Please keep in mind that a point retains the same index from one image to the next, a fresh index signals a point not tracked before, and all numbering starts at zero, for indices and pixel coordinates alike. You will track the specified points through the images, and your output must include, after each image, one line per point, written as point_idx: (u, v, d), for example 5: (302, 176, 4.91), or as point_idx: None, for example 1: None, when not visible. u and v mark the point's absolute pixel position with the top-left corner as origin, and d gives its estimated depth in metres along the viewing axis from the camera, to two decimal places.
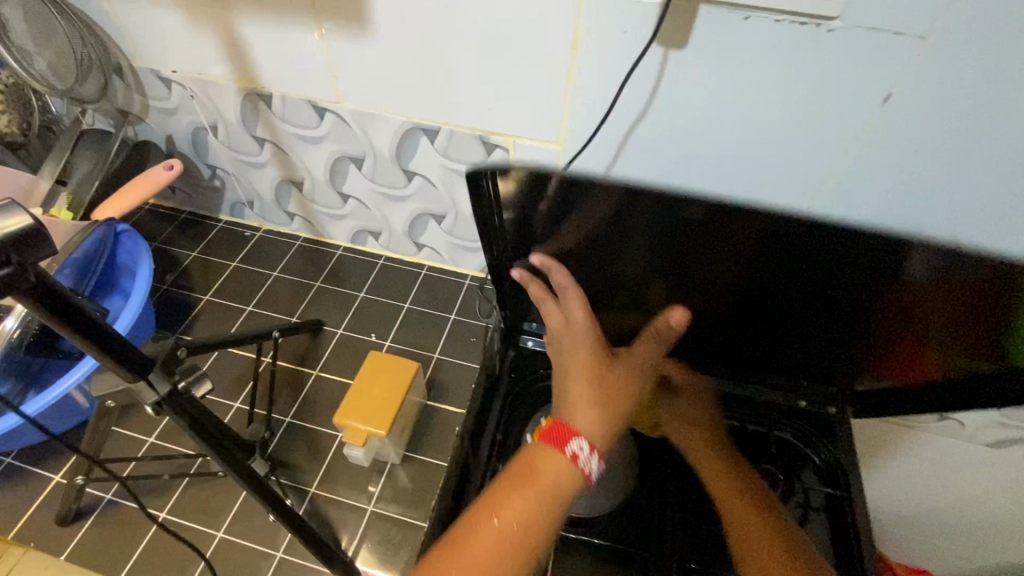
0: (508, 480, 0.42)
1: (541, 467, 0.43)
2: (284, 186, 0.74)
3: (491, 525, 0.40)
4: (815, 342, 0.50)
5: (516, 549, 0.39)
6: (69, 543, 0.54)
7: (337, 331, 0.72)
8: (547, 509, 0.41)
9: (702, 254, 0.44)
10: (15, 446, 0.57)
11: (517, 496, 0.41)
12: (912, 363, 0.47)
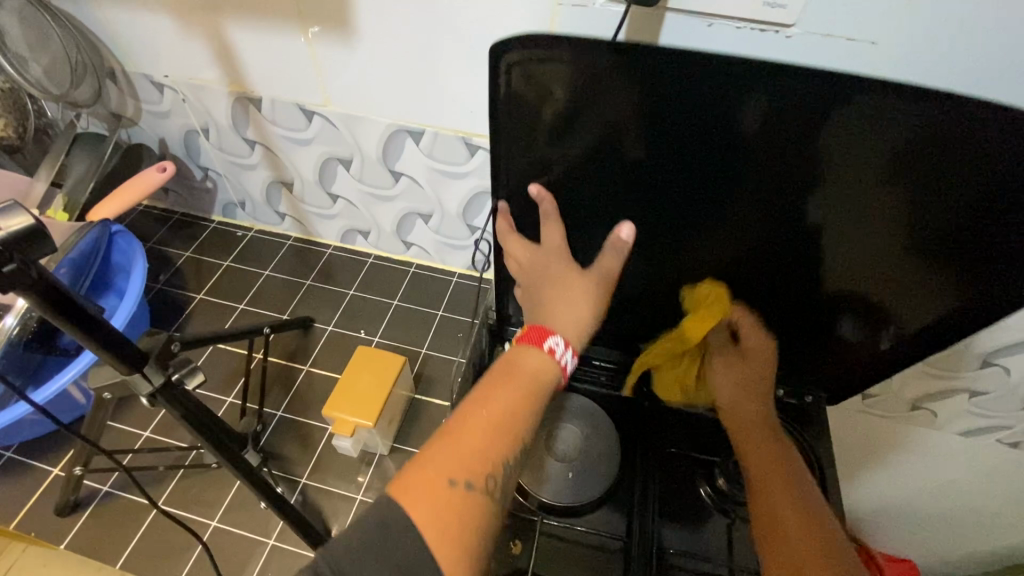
0: (490, 376, 0.41)
1: (521, 362, 0.42)
2: (275, 187, 0.76)
3: (477, 412, 0.38)
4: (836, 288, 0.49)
5: (507, 429, 0.38)
6: (69, 533, 0.56)
7: (327, 327, 0.74)
8: (532, 397, 0.40)
9: (703, 176, 0.43)
10: (17, 439, 0.58)
11: (501, 386, 0.40)
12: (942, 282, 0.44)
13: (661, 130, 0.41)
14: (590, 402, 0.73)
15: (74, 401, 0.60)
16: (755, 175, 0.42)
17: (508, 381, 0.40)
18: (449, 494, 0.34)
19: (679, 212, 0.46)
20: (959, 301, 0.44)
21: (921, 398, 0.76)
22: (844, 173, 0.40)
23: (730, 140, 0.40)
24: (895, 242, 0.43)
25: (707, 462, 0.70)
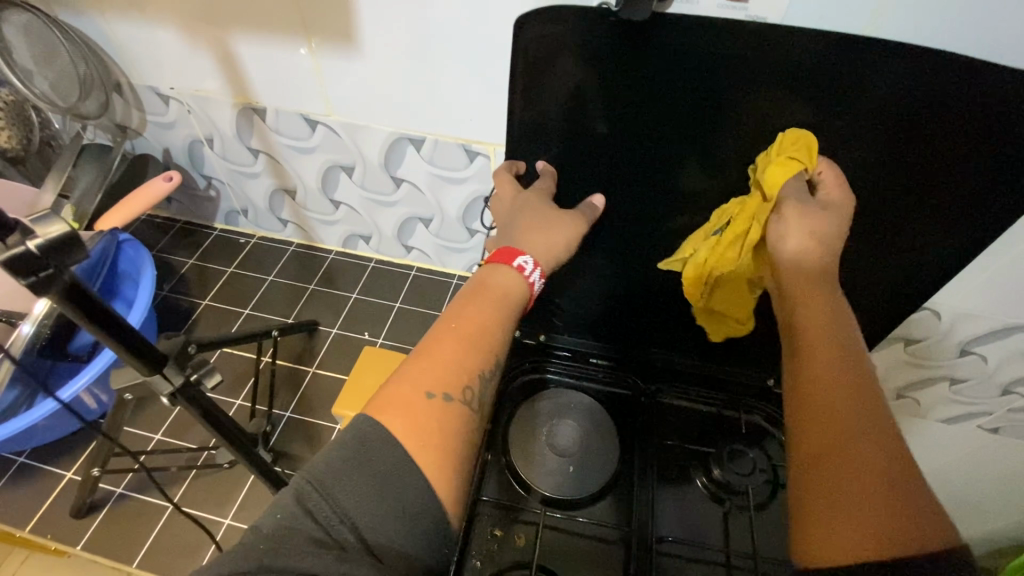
0: (460, 298, 0.43)
1: (490, 282, 0.45)
2: (277, 193, 0.78)
3: (448, 332, 0.41)
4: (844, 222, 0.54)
5: (475, 344, 0.41)
6: (84, 534, 0.57)
7: (331, 330, 0.76)
8: (499, 312, 0.43)
9: (692, 121, 0.51)
10: (31, 445, 0.60)
11: (470, 307, 0.42)
12: (934, 192, 0.49)
13: (652, 83, 0.49)
14: (588, 397, 0.76)
15: (86, 407, 0.61)
16: (736, 123, 0.51)
17: (477, 302, 0.43)
18: (425, 401, 0.37)
19: (662, 156, 0.54)
20: (957, 208, 0.49)
21: (905, 387, 0.79)
22: (828, 108, 0.47)
23: (709, 83, 0.48)
24: (887, 159, 0.49)
25: (703, 453, 0.73)
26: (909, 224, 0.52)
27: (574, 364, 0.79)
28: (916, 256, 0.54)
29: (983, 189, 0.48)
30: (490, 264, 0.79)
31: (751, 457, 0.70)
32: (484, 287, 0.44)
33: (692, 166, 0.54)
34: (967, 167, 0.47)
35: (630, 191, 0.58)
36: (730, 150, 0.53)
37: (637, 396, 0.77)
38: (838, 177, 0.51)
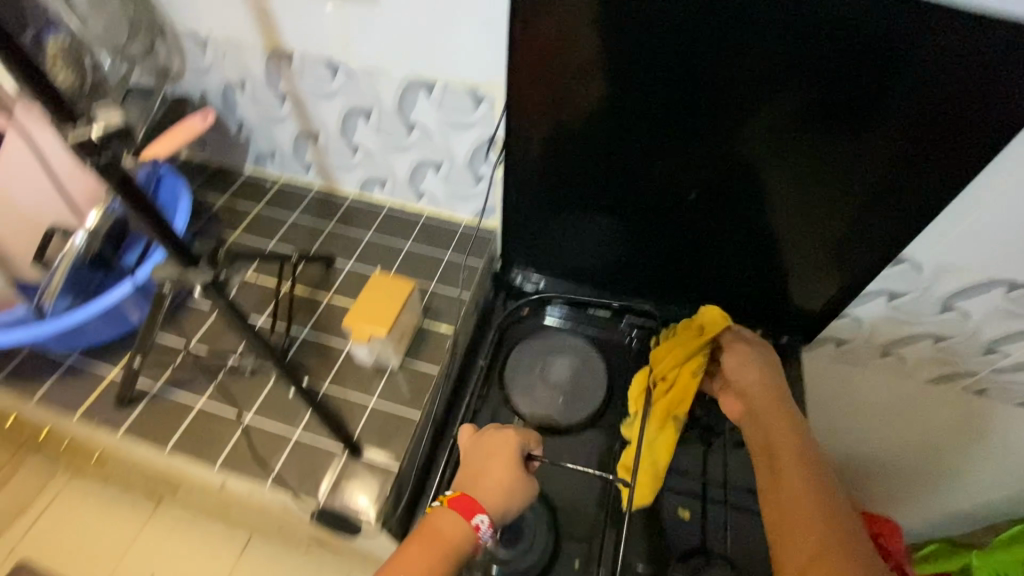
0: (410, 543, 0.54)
1: (435, 524, 0.55)
2: (302, 138, 0.84)
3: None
4: (859, 154, 0.59)
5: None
6: (125, 421, 0.65)
7: (344, 265, 0.82)
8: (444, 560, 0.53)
9: (684, 58, 0.56)
10: (81, 344, 0.68)
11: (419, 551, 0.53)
12: (934, 119, 0.54)
13: (642, 24, 0.55)
14: (581, 340, 0.83)
15: (127, 315, 0.69)
16: (722, 64, 0.56)
17: (427, 546, 0.53)
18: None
19: (656, 92, 0.60)
20: (955, 130, 0.54)
21: (890, 344, 0.82)
22: (817, 47, 0.52)
23: (695, 23, 0.53)
24: (883, 93, 0.54)
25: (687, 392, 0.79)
26: (916, 149, 0.57)
27: (568, 310, 0.87)
28: (898, 195, 0.62)
29: (977, 106, 0.52)
30: (494, 211, 0.84)
31: None
32: (433, 524, 0.55)
33: (688, 104, 0.60)
34: (961, 88, 0.52)
35: (623, 127, 0.64)
36: (723, 94, 0.58)
37: (627, 340, 0.84)
38: (840, 112, 0.56)
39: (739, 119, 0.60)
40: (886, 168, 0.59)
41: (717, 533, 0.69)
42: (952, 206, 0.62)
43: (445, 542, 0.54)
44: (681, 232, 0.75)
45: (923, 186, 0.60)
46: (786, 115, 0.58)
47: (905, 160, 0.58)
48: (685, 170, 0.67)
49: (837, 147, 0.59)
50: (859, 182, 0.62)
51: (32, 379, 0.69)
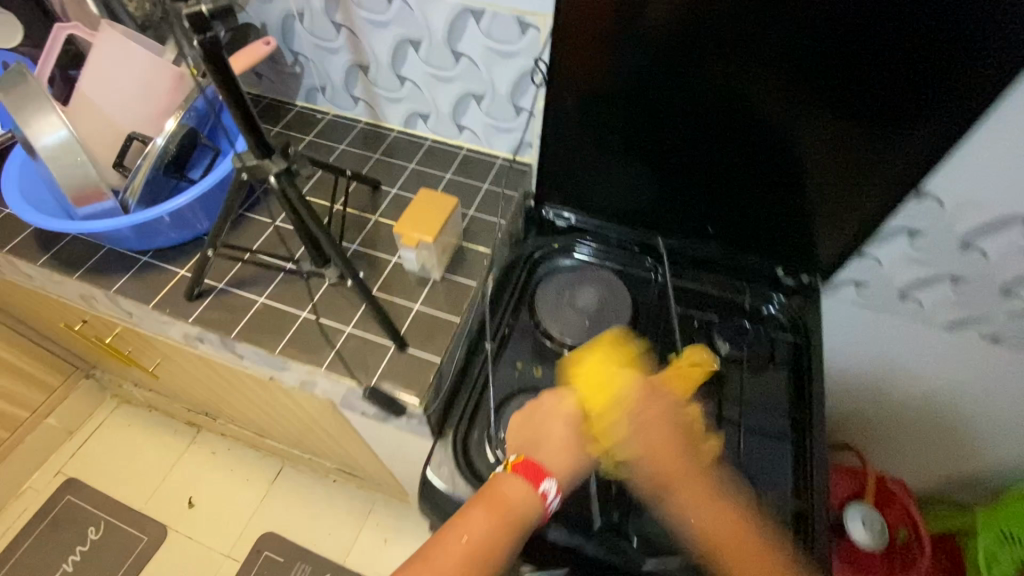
0: (489, 507, 0.60)
1: (513, 492, 0.61)
2: (353, 70, 0.89)
3: (474, 537, 0.59)
4: (879, 88, 0.63)
5: (494, 549, 0.59)
6: (194, 311, 0.72)
7: (390, 190, 0.88)
8: (521, 527, 0.60)
9: None
10: (156, 244, 0.76)
11: (501, 518, 0.60)
12: (954, 52, 0.58)
13: None
14: (608, 272, 0.89)
15: (194, 221, 0.75)
16: None
17: (507, 516, 0.60)
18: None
19: (691, 21, 0.64)
20: (973, 63, 0.58)
21: (908, 285, 0.85)
22: None
23: None
24: (908, 25, 0.57)
25: (708, 321, 0.84)
26: (934, 82, 0.60)
27: (595, 247, 0.91)
28: (908, 134, 0.66)
29: (996, 40, 0.56)
30: (532, 144, 0.88)
31: (751, 330, 0.83)
32: (501, 496, 0.61)
33: (720, 32, 0.64)
34: (982, 21, 0.55)
35: (658, 56, 0.68)
36: (753, 21, 0.62)
37: (651, 274, 0.89)
38: (866, 44, 0.60)
39: (746, 66, 0.66)
40: (896, 106, 0.63)
41: (729, 445, 0.74)
42: (967, 143, 0.66)
43: (512, 510, 0.61)
44: (704, 166, 0.79)
45: (940, 121, 0.63)
46: (793, 57, 0.63)
47: (923, 95, 0.62)
48: (704, 113, 0.73)
49: (859, 80, 0.63)
50: (878, 117, 0.65)
51: (111, 273, 0.76)
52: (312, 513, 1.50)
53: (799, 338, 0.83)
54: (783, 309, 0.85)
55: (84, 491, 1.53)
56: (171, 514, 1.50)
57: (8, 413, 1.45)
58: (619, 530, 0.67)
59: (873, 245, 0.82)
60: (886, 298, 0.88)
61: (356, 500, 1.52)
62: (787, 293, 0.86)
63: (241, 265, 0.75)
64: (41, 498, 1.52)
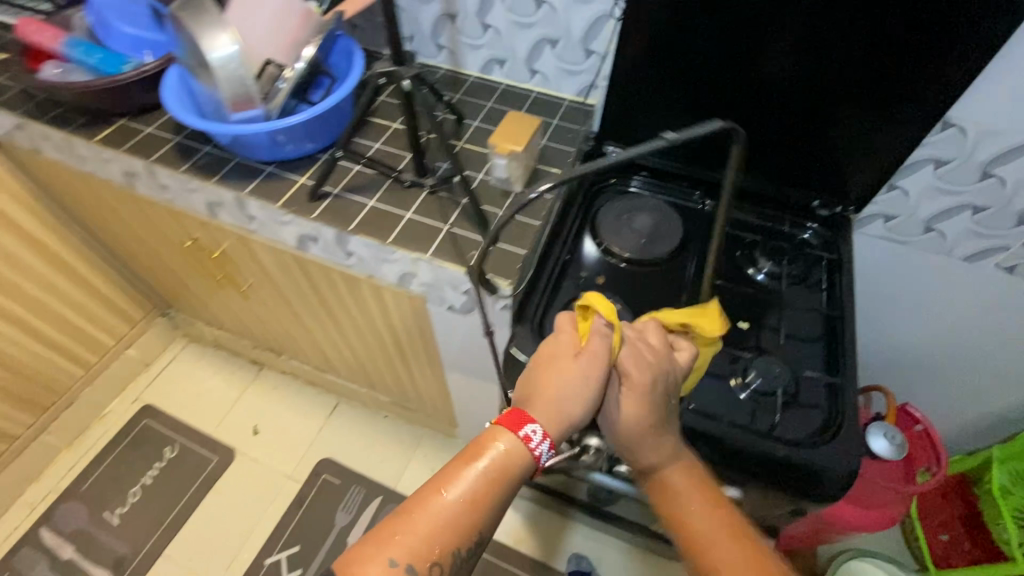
0: (473, 464, 0.61)
1: (498, 447, 0.61)
2: (442, 19, 1.02)
3: (455, 498, 0.60)
4: (904, 29, 0.74)
5: (474, 506, 0.60)
6: (316, 210, 0.86)
7: (471, 123, 1.00)
8: (505, 481, 0.61)
9: None
10: (274, 155, 0.90)
11: (486, 475, 0.60)
12: None
13: None
14: (661, 202, 1.00)
15: (308, 138, 0.89)
16: None
17: (493, 471, 0.61)
18: (425, 552, 0.58)
19: None
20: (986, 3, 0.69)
21: (932, 217, 0.95)
22: None
23: None
24: None
25: (750, 242, 0.96)
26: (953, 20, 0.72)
27: (649, 180, 1.04)
28: (930, 70, 0.77)
29: None
30: (598, 87, 1.01)
31: (788, 250, 0.94)
32: (478, 451, 0.62)
33: None
34: None
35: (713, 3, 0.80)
36: None
37: (700, 204, 1.01)
38: None
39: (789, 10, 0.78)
40: (919, 44, 0.75)
41: (769, 340, 0.85)
42: (983, 77, 0.77)
43: (488, 463, 0.61)
44: (749, 106, 0.91)
45: (958, 56, 0.74)
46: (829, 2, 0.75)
47: (943, 33, 0.73)
48: (753, 53, 0.84)
49: (887, 21, 0.74)
50: (903, 55, 0.76)
51: (243, 180, 0.90)
52: (365, 444, 1.63)
53: (834, 255, 0.94)
54: (817, 235, 0.97)
55: (160, 416, 1.69)
56: (238, 439, 1.64)
57: (98, 339, 1.60)
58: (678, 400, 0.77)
59: (901, 177, 0.92)
60: (913, 230, 0.98)
61: (406, 434, 1.65)
62: (821, 222, 0.98)
63: (354, 175, 0.89)
64: (122, 419, 1.68)
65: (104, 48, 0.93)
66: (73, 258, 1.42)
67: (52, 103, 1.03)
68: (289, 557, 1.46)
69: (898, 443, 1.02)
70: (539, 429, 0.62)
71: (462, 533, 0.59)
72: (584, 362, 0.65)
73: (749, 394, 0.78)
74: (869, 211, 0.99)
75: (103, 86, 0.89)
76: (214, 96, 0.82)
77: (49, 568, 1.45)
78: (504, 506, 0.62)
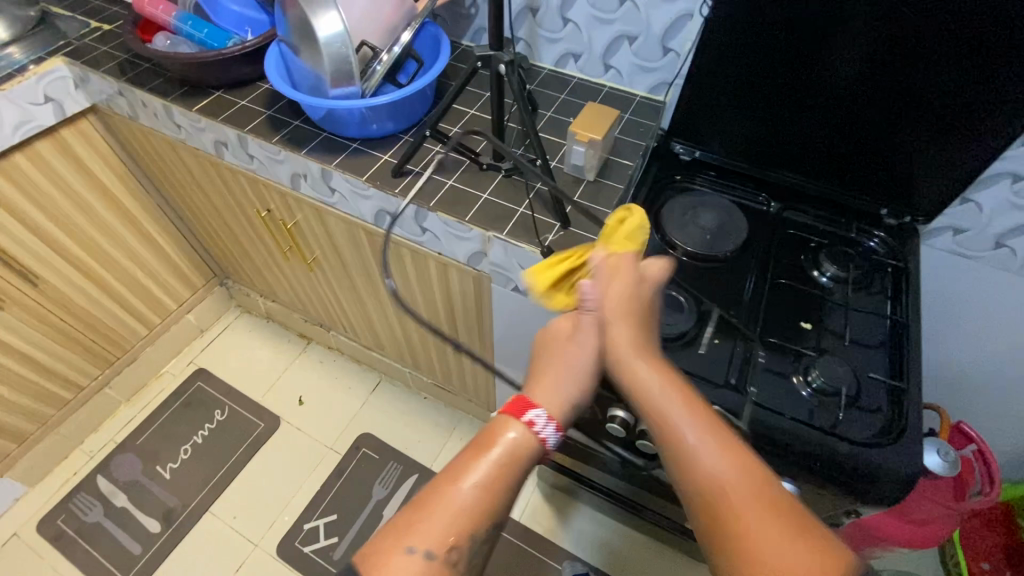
0: (484, 453, 0.59)
1: (509, 436, 0.60)
2: (523, 12, 1.06)
3: (472, 488, 0.58)
4: (984, 47, 0.75)
5: (487, 492, 0.58)
6: (399, 186, 0.91)
7: (545, 113, 1.04)
8: (518, 466, 0.59)
9: None
10: (359, 132, 0.95)
11: (500, 462, 0.59)
12: None
13: None
14: (727, 201, 1.01)
15: (391, 118, 0.93)
16: None
17: (507, 459, 0.59)
18: (443, 544, 0.55)
19: None
20: None
21: (1004, 233, 0.94)
22: None
23: None
24: None
25: (815, 245, 0.97)
26: None
27: (716, 178, 1.05)
28: (1009, 90, 0.77)
29: None
30: (671, 85, 1.04)
31: (854, 255, 0.94)
32: (487, 440, 0.61)
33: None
34: None
35: (792, 11, 0.83)
36: None
37: (765, 205, 1.02)
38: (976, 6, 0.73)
39: (864, 21, 0.80)
40: (999, 63, 0.75)
41: (830, 341, 0.85)
42: None
43: (498, 446, 0.60)
44: (818, 114, 0.93)
45: None
46: (909, 15, 0.77)
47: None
48: (826, 61, 0.86)
49: (967, 38, 0.75)
50: (983, 73, 0.77)
51: (330, 154, 0.95)
52: (404, 423, 1.68)
53: (901, 263, 0.94)
54: (884, 244, 0.97)
55: (212, 379, 1.77)
56: (283, 407, 1.71)
57: (162, 302, 1.68)
58: (737, 389, 0.78)
59: (975, 190, 0.92)
60: (985, 245, 0.97)
61: (444, 416, 1.69)
62: (888, 230, 0.99)
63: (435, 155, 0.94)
64: (177, 379, 1.77)
65: (210, 23, 1.01)
66: (147, 221, 1.51)
67: (153, 74, 1.10)
68: (327, 524, 1.50)
69: (952, 459, 0.99)
70: (543, 414, 0.62)
71: (475, 525, 0.57)
72: (582, 340, 0.67)
73: (811, 391, 0.79)
74: (939, 223, 0.98)
75: (209, 57, 0.95)
76: (314, 72, 0.87)
77: (102, 514, 1.52)
78: (517, 493, 0.60)
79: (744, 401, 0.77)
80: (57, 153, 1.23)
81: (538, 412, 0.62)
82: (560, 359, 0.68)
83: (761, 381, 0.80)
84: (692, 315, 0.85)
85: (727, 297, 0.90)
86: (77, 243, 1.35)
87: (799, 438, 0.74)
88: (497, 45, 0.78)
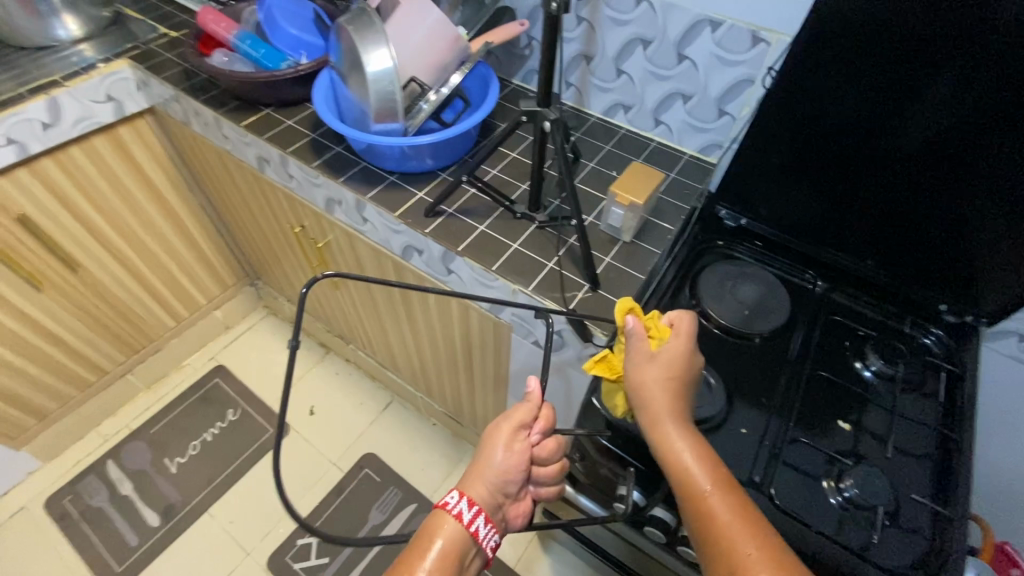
0: (420, 548, 0.60)
1: (441, 533, 0.61)
2: (578, 58, 1.04)
3: None
4: None
5: None
6: (429, 225, 0.89)
7: (587, 163, 1.02)
8: (455, 564, 0.60)
9: (913, 61, 0.72)
10: (394, 166, 0.94)
11: (435, 562, 0.59)
12: None
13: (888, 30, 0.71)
14: (770, 275, 0.96)
15: (426, 156, 0.92)
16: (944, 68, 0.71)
17: (441, 558, 0.59)
18: None
19: (880, 84, 0.76)
20: None
21: None
22: None
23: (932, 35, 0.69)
24: None
25: (863, 335, 0.90)
26: None
27: (760, 248, 1.01)
28: None
29: None
30: (723, 148, 0.99)
31: (908, 355, 0.87)
32: (419, 540, 0.61)
33: (907, 98, 0.75)
34: None
35: (846, 106, 0.81)
36: (936, 92, 0.73)
37: (813, 286, 0.97)
38: None
39: (933, 110, 0.75)
40: None
41: (869, 446, 0.79)
42: None
43: (434, 539, 0.60)
44: (868, 205, 0.89)
45: None
46: (969, 123, 0.73)
47: None
48: (877, 156, 0.83)
49: None
50: None
51: (366, 184, 0.95)
52: (410, 448, 1.65)
53: (958, 367, 0.87)
54: (940, 343, 0.90)
55: (229, 378, 1.78)
56: (294, 415, 1.71)
57: (193, 297, 1.71)
58: (759, 488, 0.73)
59: None
60: None
61: (451, 447, 1.66)
62: (946, 328, 0.91)
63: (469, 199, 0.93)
64: (196, 372, 1.80)
65: (267, 44, 1.02)
66: (188, 219, 1.54)
67: (208, 85, 1.13)
68: (320, 542, 1.48)
69: None
70: (458, 494, 0.63)
71: None
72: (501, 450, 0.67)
73: (841, 501, 0.72)
74: (1008, 325, 0.89)
75: (262, 79, 0.96)
76: (359, 105, 0.87)
77: (107, 499, 1.54)
78: None
79: (763, 501, 0.71)
80: (111, 149, 1.27)
81: (455, 495, 0.63)
82: (479, 457, 0.68)
83: (787, 481, 0.74)
84: (720, 398, 0.80)
85: (760, 381, 0.84)
86: (119, 235, 1.39)
87: (823, 555, 0.68)
88: (545, 99, 0.76)
